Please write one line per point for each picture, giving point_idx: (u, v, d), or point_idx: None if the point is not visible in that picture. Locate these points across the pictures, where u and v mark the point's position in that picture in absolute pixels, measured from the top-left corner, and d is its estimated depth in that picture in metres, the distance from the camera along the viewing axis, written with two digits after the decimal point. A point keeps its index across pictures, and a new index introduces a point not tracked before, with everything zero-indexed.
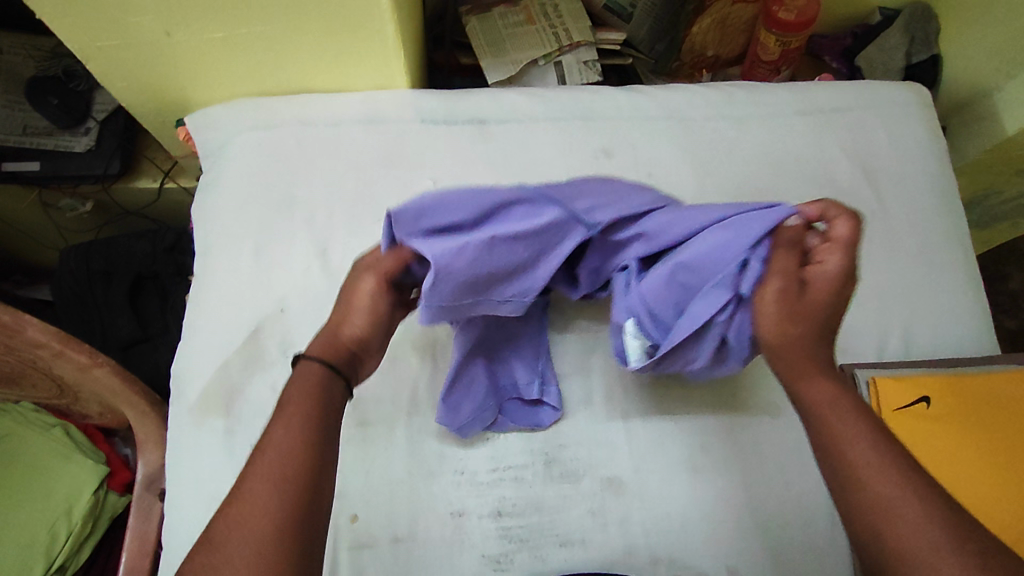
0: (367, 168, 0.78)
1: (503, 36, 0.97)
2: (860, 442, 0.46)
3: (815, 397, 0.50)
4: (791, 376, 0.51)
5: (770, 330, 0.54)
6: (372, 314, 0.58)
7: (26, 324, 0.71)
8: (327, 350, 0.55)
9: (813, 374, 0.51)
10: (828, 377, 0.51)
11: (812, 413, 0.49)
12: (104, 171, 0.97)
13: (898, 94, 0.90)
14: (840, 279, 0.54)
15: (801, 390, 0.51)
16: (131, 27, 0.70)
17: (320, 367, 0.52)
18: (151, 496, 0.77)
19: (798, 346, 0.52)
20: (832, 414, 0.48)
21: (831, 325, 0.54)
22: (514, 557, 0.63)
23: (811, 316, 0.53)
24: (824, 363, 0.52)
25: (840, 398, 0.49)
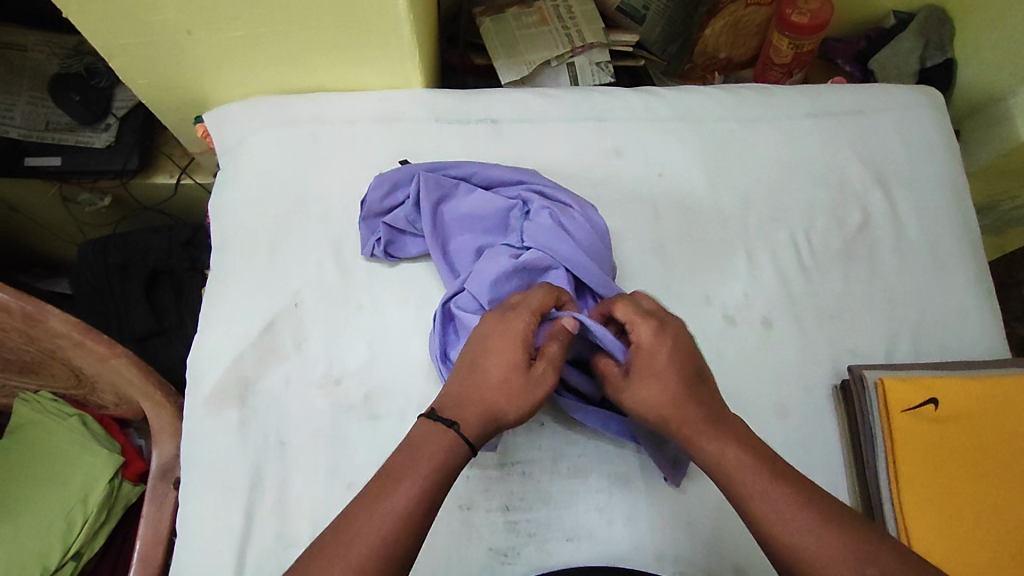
0: (381, 165, 0.80)
1: (516, 37, 0.98)
2: (755, 499, 0.52)
3: (710, 457, 0.55)
4: (687, 442, 0.56)
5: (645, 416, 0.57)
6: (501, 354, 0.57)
7: (48, 314, 0.73)
8: (473, 414, 0.55)
9: (705, 434, 0.55)
10: (719, 433, 0.55)
11: (717, 475, 0.54)
12: (123, 167, 0.99)
13: (911, 97, 0.90)
14: (664, 341, 0.58)
15: (698, 452, 0.55)
16: (154, 26, 0.72)
17: (453, 434, 0.54)
18: (165, 485, 0.78)
19: (681, 413, 0.56)
20: (730, 471, 0.53)
21: (689, 379, 0.57)
22: (522, 551, 0.64)
23: (672, 381, 0.57)
24: (710, 420, 0.56)
25: (735, 454, 0.54)
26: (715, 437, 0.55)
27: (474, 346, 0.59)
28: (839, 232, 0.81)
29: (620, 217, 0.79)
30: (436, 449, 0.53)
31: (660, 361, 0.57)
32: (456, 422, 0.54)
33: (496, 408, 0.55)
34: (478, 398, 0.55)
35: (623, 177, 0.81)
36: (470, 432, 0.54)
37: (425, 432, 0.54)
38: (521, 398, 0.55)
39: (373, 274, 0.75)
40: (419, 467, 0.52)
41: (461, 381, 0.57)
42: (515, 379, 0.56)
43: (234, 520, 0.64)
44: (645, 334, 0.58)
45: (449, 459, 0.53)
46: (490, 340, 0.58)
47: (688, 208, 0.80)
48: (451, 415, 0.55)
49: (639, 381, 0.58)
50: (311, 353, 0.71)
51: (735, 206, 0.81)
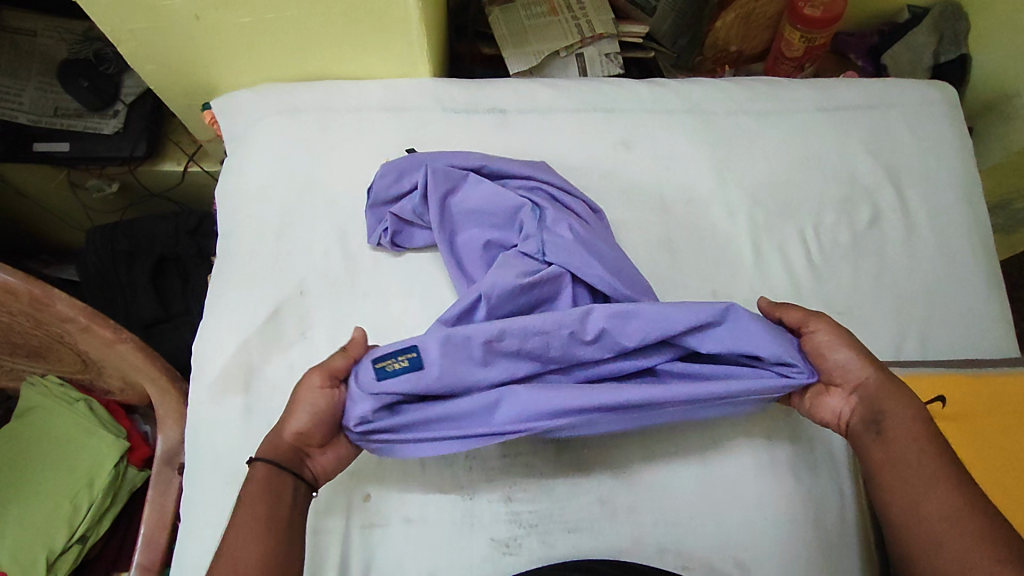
0: (387, 154, 0.79)
1: (526, 27, 0.97)
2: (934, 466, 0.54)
3: (898, 425, 0.57)
4: (887, 434, 0.57)
5: (845, 364, 0.61)
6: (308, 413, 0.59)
7: (56, 298, 0.74)
8: (270, 442, 0.59)
9: (905, 408, 0.58)
10: (925, 443, 0.56)
11: (892, 435, 0.57)
12: (131, 153, 0.99)
13: (923, 92, 0.89)
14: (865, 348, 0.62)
15: (885, 419, 0.58)
16: (163, 10, 0.71)
17: (253, 464, 0.57)
18: (170, 471, 0.79)
19: (887, 411, 0.58)
20: (925, 474, 0.54)
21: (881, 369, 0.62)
22: (523, 542, 0.64)
23: (880, 387, 0.59)
24: (909, 403, 0.59)
25: (926, 460, 0.55)
26: (910, 437, 0.56)
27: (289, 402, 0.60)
28: (849, 227, 0.80)
29: (627, 210, 0.78)
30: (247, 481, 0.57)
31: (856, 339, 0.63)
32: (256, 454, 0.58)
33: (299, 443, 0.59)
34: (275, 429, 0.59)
35: (630, 169, 0.81)
36: (263, 456, 0.58)
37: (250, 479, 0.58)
38: (296, 421, 0.59)
39: (379, 262, 0.75)
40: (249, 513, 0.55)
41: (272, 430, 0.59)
42: (297, 409, 0.59)
43: None
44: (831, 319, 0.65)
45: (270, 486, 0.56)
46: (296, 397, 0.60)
47: (694, 201, 0.80)
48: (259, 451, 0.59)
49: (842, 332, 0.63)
50: (316, 341, 0.71)
51: (743, 200, 0.80)
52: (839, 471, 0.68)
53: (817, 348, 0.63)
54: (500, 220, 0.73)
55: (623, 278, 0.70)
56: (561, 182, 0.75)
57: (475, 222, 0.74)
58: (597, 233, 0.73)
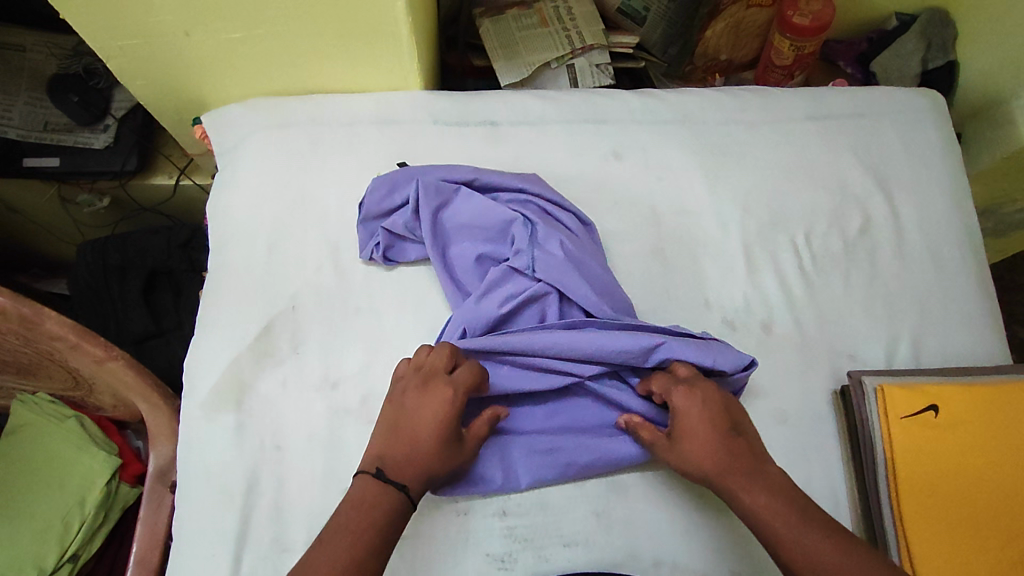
0: (378, 167, 0.79)
1: (516, 39, 0.98)
2: (801, 542, 0.53)
3: (752, 507, 0.56)
4: (727, 494, 0.58)
5: (692, 467, 0.60)
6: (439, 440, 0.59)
7: (46, 316, 0.73)
8: (417, 472, 0.58)
9: (746, 485, 0.57)
10: (756, 482, 0.57)
11: (753, 522, 0.56)
12: (122, 167, 0.99)
13: (911, 100, 0.89)
14: (696, 402, 0.62)
15: (738, 504, 0.57)
16: (152, 27, 0.71)
17: (402, 496, 0.56)
18: (162, 488, 0.78)
19: (719, 465, 0.59)
20: (773, 520, 0.55)
21: (729, 433, 0.61)
22: (518, 557, 0.63)
23: (710, 437, 0.60)
24: (749, 470, 0.58)
25: (770, 500, 0.56)
26: (775, 516, 0.55)
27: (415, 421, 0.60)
28: (839, 235, 0.80)
29: (619, 221, 0.78)
30: (384, 505, 0.55)
31: (698, 423, 0.61)
32: (405, 484, 0.57)
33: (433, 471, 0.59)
34: (419, 456, 0.58)
35: (621, 180, 0.81)
36: (413, 491, 0.57)
37: (370, 493, 0.56)
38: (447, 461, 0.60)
39: (371, 277, 0.74)
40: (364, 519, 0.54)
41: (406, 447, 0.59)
42: (441, 444, 0.59)
43: (228, 525, 0.64)
44: (678, 396, 0.63)
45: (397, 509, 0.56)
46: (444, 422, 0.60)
47: (686, 212, 0.80)
48: (400, 478, 0.57)
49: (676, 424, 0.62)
50: (309, 356, 0.70)
51: (734, 209, 0.80)
52: (833, 480, 0.68)
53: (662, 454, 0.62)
54: (491, 234, 0.73)
55: (610, 296, 0.70)
56: (552, 195, 0.75)
57: (468, 235, 0.74)
58: (587, 249, 0.72)
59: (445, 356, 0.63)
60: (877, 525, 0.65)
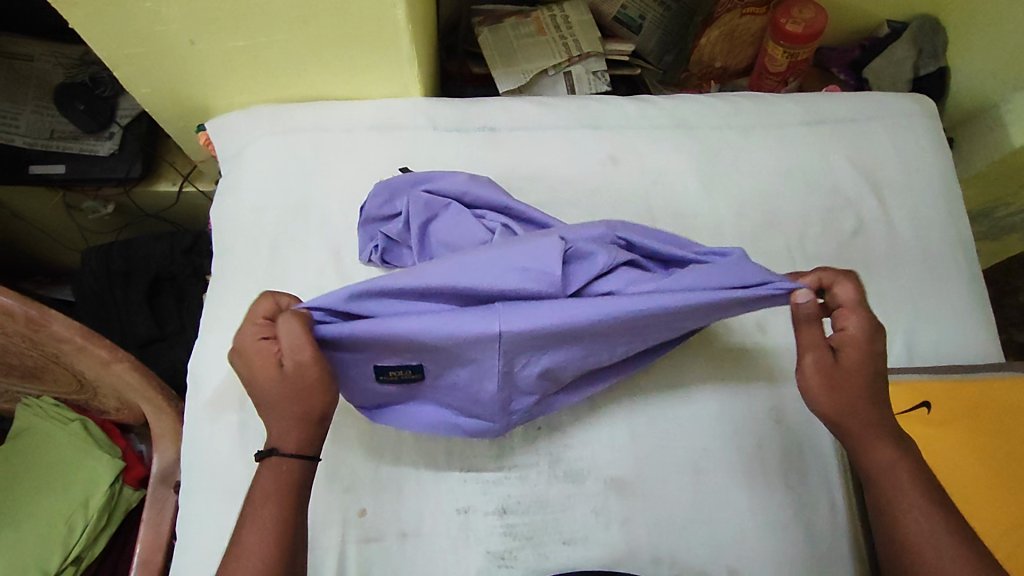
0: (379, 172, 0.81)
1: (514, 47, 1.00)
2: (910, 504, 0.56)
3: (876, 461, 0.58)
4: (853, 442, 0.59)
5: (821, 403, 0.59)
6: (269, 399, 0.55)
7: (53, 319, 0.74)
8: (290, 434, 0.55)
9: (877, 440, 0.58)
10: (897, 446, 0.58)
11: (873, 472, 0.58)
12: (126, 174, 1.00)
13: (904, 105, 0.91)
14: (869, 345, 0.58)
15: (864, 456, 0.59)
16: (158, 35, 0.73)
17: (286, 462, 0.55)
18: (166, 489, 0.79)
19: (858, 412, 0.58)
20: (895, 480, 0.57)
21: (876, 387, 0.59)
22: (518, 554, 0.64)
23: (862, 384, 0.58)
24: (886, 429, 0.58)
25: (898, 462, 0.57)
26: (899, 472, 0.57)
27: (250, 390, 0.57)
28: (833, 237, 0.82)
29: (616, 224, 0.80)
30: (275, 478, 0.54)
31: (855, 363, 0.58)
32: (278, 446, 0.55)
33: (298, 416, 0.55)
34: (282, 416, 0.55)
35: (618, 183, 0.82)
36: (291, 445, 0.55)
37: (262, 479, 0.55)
38: (315, 404, 0.56)
39: (373, 280, 0.76)
40: (259, 499, 0.54)
41: (265, 416, 0.56)
42: (283, 398, 0.55)
43: (232, 524, 0.65)
44: (851, 325, 0.58)
45: (286, 474, 0.55)
46: (257, 378, 0.56)
47: (682, 215, 0.81)
48: (273, 442, 0.55)
49: (838, 352, 0.59)
50: None
51: (730, 211, 0.82)
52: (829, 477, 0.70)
53: (799, 376, 0.60)
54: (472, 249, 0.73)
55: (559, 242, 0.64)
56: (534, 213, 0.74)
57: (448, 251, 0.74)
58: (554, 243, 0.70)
59: (261, 309, 0.58)
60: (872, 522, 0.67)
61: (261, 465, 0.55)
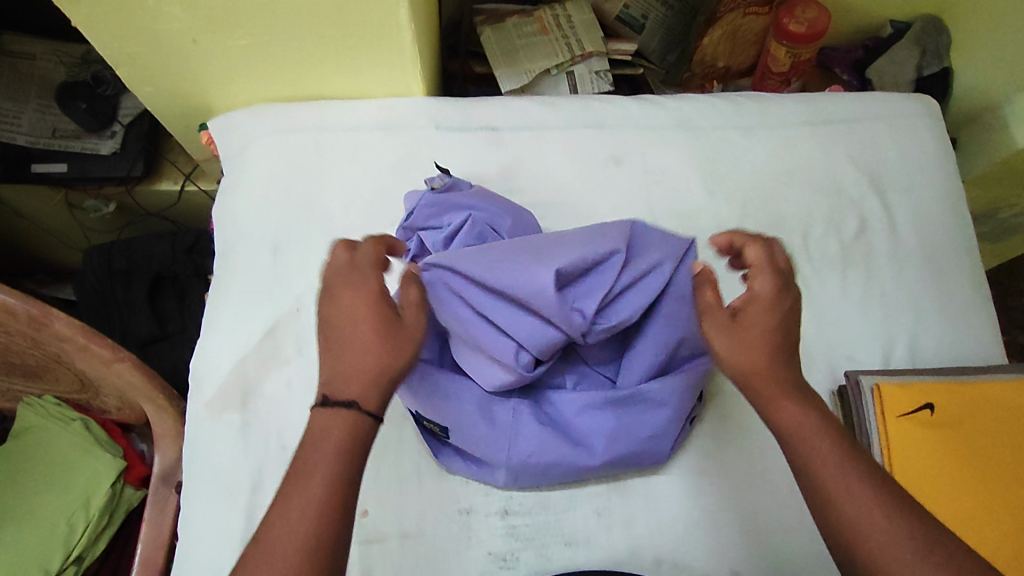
0: (382, 172, 0.81)
1: (517, 46, 0.99)
2: (828, 470, 0.47)
3: (784, 422, 0.50)
4: (760, 403, 0.52)
5: (727, 364, 0.53)
6: (345, 337, 0.51)
7: (54, 318, 0.74)
8: (362, 376, 0.49)
9: (779, 398, 0.51)
10: (801, 401, 0.51)
11: (787, 438, 0.50)
12: (128, 173, 1.00)
13: (908, 105, 0.90)
14: (783, 305, 0.54)
15: (770, 416, 0.51)
16: (161, 34, 0.73)
17: (354, 408, 0.48)
18: (167, 489, 0.79)
19: (761, 369, 0.52)
20: (810, 445, 0.49)
21: (787, 345, 0.54)
22: (520, 555, 0.64)
23: (762, 341, 0.53)
24: (792, 387, 0.52)
25: (808, 424, 0.50)
26: (816, 439, 0.49)
27: (329, 328, 0.53)
28: (836, 239, 0.81)
29: (618, 224, 0.80)
30: (335, 431, 0.47)
31: (761, 320, 0.53)
32: (354, 400, 0.49)
33: (377, 361, 0.50)
34: (367, 362, 0.50)
35: (620, 184, 0.82)
36: (370, 404, 0.49)
37: (316, 420, 0.48)
38: (395, 348, 0.52)
39: None
40: (315, 461, 0.46)
41: (339, 358, 0.51)
42: (374, 332, 0.51)
43: (234, 524, 0.65)
44: (762, 283, 0.55)
45: (352, 437, 0.48)
46: (339, 313, 0.53)
47: (685, 216, 0.81)
48: (344, 395, 0.49)
49: (739, 316, 0.54)
50: (313, 358, 0.71)
51: (733, 212, 0.82)
52: None
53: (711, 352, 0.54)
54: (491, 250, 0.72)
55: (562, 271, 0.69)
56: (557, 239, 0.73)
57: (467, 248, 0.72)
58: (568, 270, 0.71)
59: (361, 250, 0.56)
60: None
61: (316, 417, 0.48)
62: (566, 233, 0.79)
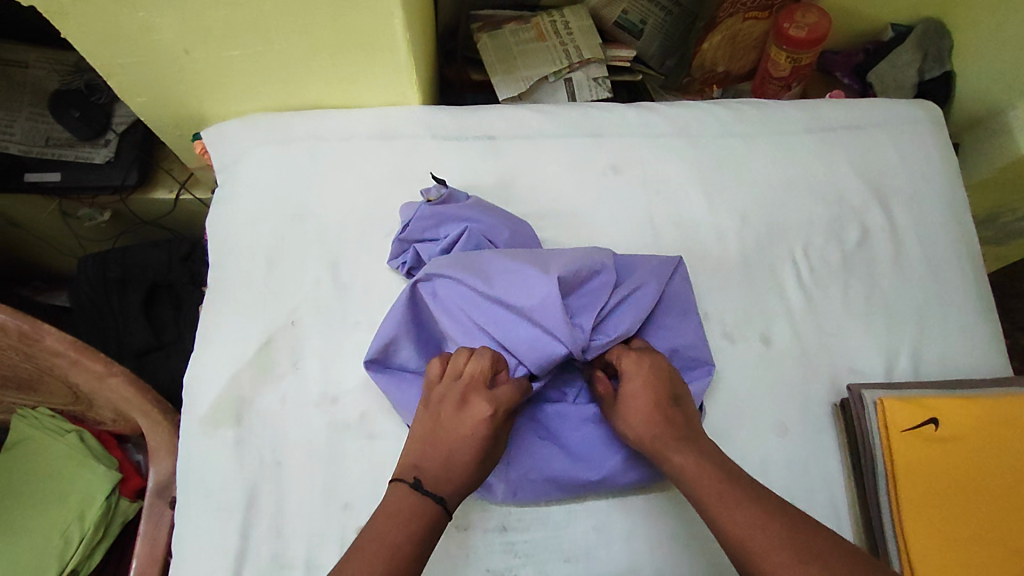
0: (378, 182, 0.80)
1: (514, 53, 0.98)
2: (717, 503, 0.54)
3: (677, 469, 0.58)
4: (656, 460, 0.59)
5: (629, 433, 0.61)
6: (447, 443, 0.57)
7: (46, 333, 0.73)
8: (455, 487, 0.56)
9: (672, 450, 0.58)
10: (686, 447, 0.58)
11: (682, 483, 0.57)
12: (122, 182, 0.99)
13: (910, 112, 0.89)
14: (646, 370, 0.63)
15: (669, 468, 0.59)
16: (152, 45, 0.72)
17: (444, 510, 0.55)
18: (162, 504, 0.78)
19: (654, 429, 0.60)
20: (695, 479, 0.56)
21: (669, 400, 0.62)
22: (519, 573, 0.63)
23: (648, 402, 0.61)
24: (680, 437, 0.59)
25: (697, 465, 0.57)
26: (702, 477, 0.56)
27: (438, 429, 0.58)
28: (838, 248, 0.80)
29: (617, 234, 0.79)
30: (422, 521, 0.54)
31: (642, 392, 0.61)
32: (444, 497, 0.55)
33: (465, 477, 0.57)
34: (460, 472, 0.56)
35: (619, 193, 0.81)
36: (451, 505, 0.56)
37: (408, 503, 0.54)
38: (482, 471, 0.58)
39: (371, 291, 0.75)
40: (394, 535, 0.52)
41: (436, 454, 0.57)
42: (474, 453, 0.57)
43: (229, 542, 0.64)
44: (627, 361, 0.63)
45: (431, 525, 0.54)
46: (448, 415, 0.58)
47: (685, 225, 0.80)
48: (439, 490, 0.55)
49: (622, 400, 0.62)
50: (308, 372, 0.70)
51: (733, 221, 0.81)
52: (834, 491, 0.69)
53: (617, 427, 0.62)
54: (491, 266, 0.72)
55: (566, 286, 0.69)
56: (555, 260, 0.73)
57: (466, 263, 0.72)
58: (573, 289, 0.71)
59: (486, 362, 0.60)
60: (878, 537, 0.66)
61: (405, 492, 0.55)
62: (563, 244, 0.78)
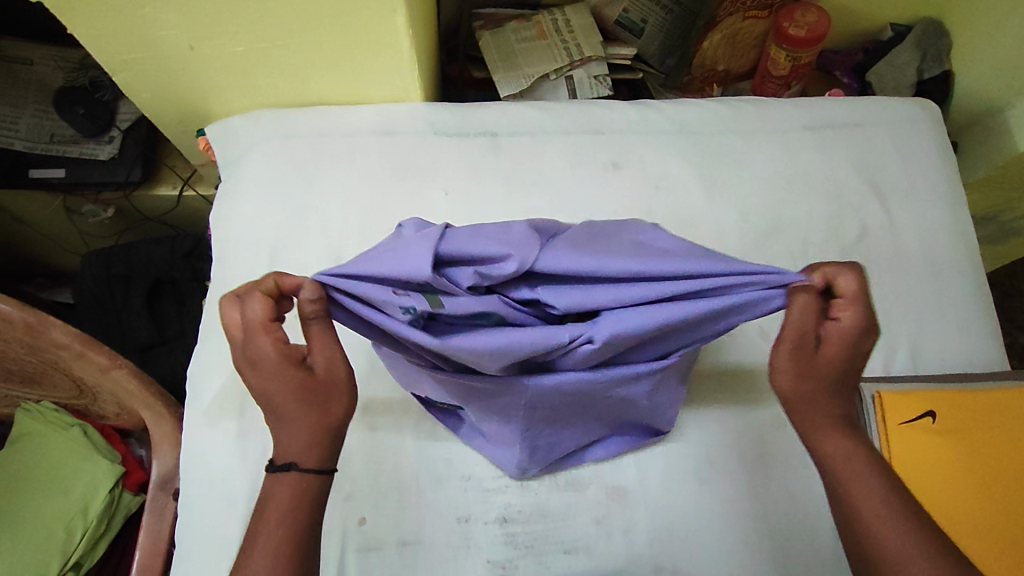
0: (380, 178, 0.80)
1: (515, 51, 0.99)
2: (872, 500, 0.47)
3: (827, 452, 0.50)
4: (807, 429, 0.52)
5: (781, 384, 0.52)
6: (271, 406, 0.50)
7: (50, 326, 0.74)
8: (301, 442, 0.49)
9: (824, 429, 0.51)
10: (846, 432, 0.51)
11: (824, 467, 0.51)
12: (126, 178, 1.00)
13: (908, 110, 0.90)
14: (858, 334, 0.51)
15: (815, 443, 0.51)
16: (157, 40, 0.72)
17: (297, 473, 0.48)
18: (165, 496, 0.78)
19: (812, 392, 0.51)
20: (848, 470, 0.49)
21: (846, 379, 0.52)
22: (519, 564, 0.64)
23: (824, 377, 0.51)
24: (839, 420, 0.51)
25: (855, 454, 0.50)
26: (856, 465, 0.49)
27: (261, 399, 0.50)
28: (837, 244, 0.81)
29: None
30: (287, 491, 0.48)
31: (834, 351, 0.51)
32: (295, 459, 0.48)
33: (313, 422, 0.49)
34: (298, 423, 0.49)
35: (619, 189, 0.82)
36: (314, 457, 0.49)
37: (270, 485, 0.48)
38: (322, 407, 0.50)
39: None
40: (269, 516, 0.47)
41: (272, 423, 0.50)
42: (297, 399, 0.49)
43: (232, 532, 0.65)
44: (845, 316, 0.51)
45: (304, 493, 0.48)
46: (263, 383, 0.50)
47: (684, 221, 0.81)
48: (288, 455, 0.48)
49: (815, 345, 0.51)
50: None
51: (732, 217, 0.81)
52: None
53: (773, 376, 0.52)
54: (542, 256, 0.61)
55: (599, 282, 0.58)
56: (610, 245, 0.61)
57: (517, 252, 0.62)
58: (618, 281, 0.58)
59: (258, 306, 0.51)
60: None
61: (274, 478, 0.48)
62: None
